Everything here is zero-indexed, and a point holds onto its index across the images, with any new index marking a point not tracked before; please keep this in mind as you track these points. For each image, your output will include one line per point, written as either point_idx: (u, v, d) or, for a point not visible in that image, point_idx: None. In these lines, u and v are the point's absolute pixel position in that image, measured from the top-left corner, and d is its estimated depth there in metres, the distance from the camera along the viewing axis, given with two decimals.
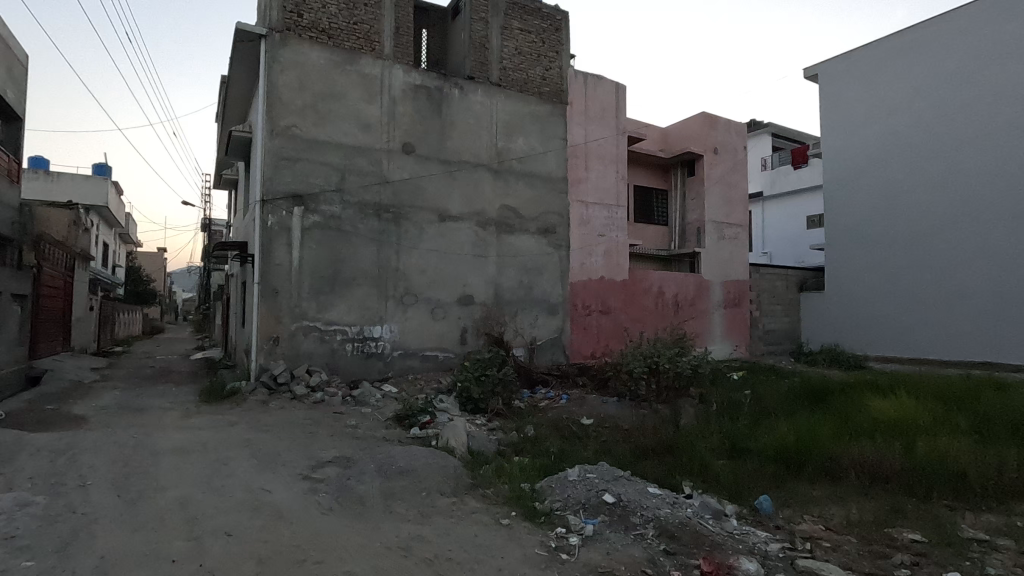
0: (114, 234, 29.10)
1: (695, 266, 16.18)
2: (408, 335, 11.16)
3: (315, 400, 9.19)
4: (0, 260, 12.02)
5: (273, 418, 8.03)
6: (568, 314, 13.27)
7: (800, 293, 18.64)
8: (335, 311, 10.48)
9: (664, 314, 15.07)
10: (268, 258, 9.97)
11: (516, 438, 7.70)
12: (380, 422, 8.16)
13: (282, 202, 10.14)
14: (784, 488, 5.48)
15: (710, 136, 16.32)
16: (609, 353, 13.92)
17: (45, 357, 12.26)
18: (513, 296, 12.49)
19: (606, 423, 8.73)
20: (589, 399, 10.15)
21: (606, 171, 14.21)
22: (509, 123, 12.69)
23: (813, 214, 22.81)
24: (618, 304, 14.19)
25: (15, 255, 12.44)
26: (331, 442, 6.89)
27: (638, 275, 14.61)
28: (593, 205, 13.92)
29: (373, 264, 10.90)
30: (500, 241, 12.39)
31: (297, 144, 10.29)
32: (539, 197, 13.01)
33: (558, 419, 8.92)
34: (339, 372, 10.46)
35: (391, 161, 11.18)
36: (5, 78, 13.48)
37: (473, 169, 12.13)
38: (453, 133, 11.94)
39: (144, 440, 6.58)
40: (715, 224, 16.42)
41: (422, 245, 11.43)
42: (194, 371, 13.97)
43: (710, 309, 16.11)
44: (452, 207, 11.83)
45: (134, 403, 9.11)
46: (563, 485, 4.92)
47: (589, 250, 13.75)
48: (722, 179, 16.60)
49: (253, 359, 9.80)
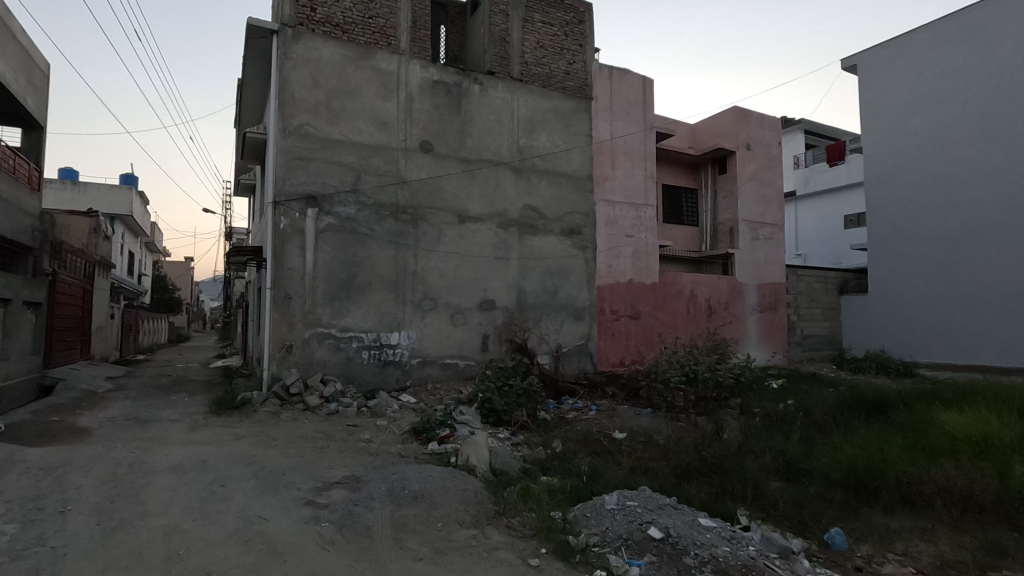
0: (139, 244, 29.36)
1: (729, 268, 15.31)
2: (427, 342, 10.61)
3: (329, 411, 8.68)
4: (16, 267, 11.83)
5: (283, 431, 7.54)
6: (595, 319, 12.57)
7: (840, 296, 17.67)
8: (350, 317, 9.99)
9: (697, 319, 14.24)
10: (280, 262, 9.55)
11: (542, 455, 7.04)
12: (396, 436, 7.60)
13: (295, 203, 9.71)
14: (858, 519, 4.73)
15: (742, 131, 15.50)
16: (639, 361, 13.14)
17: (61, 366, 12.04)
18: (537, 301, 11.86)
19: (640, 438, 8.02)
20: (620, 410, 9.44)
21: (633, 169, 13.52)
22: (531, 120, 12.12)
23: (850, 213, 21.67)
24: (647, 308, 13.44)
25: (31, 262, 12.25)
26: (343, 459, 6.34)
27: (668, 278, 13.83)
28: (620, 205, 13.24)
29: (390, 268, 10.40)
30: (523, 243, 11.78)
31: (310, 143, 9.86)
32: (564, 196, 12.39)
33: (587, 433, 8.24)
34: (354, 381, 9.95)
35: (408, 160, 10.69)
36: (25, 85, 13.44)
37: (494, 168, 11.58)
38: (473, 130, 11.41)
39: (143, 456, 6.11)
40: (749, 224, 15.57)
41: (441, 247, 10.90)
42: (210, 380, 13.62)
43: (745, 313, 15.20)
44: (472, 208, 11.28)
45: (142, 414, 8.72)
46: (600, 515, 4.27)
47: (617, 252, 13.06)
48: (756, 177, 15.76)
49: (266, 368, 9.37)
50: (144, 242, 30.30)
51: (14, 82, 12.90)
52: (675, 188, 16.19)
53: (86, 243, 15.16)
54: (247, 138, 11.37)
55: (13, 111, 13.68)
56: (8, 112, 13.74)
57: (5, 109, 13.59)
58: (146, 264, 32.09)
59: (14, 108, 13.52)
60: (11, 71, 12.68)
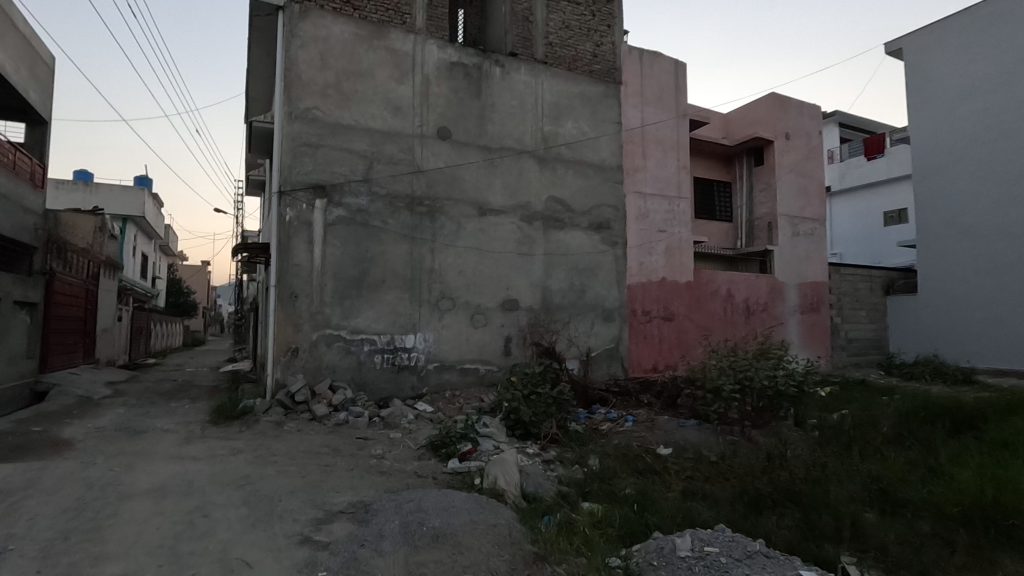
0: (152, 246, 29.02)
1: (767, 266, 14.24)
2: (445, 346, 9.74)
3: (338, 422, 7.84)
4: (11, 266, 11.19)
5: (285, 445, 6.69)
6: (625, 321, 11.61)
7: (886, 297, 16.42)
8: (362, 317, 9.16)
9: (735, 320, 13.16)
10: (286, 257, 8.74)
11: (580, 475, 6.11)
12: (411, 451, 6.71)
13: (302, 193, 8.92)
14: (994, 570, 3.74)
15: (781, 119, 14.43)
16: (672, 367, 12.14)
17: (59, 370, 11.39)
18: (564, 301, 10.94)
19: (687, 453, 7.04)
20: (661, 421, 8.46)
21: (666, 159, 12.53)
22: (556, 106, 11.24)
23: (891, 208, 20.37)
24: (682, 309, 12.43)
25: (28, 261, 11.59)
26: (350, 480, 5.47)
27: (703, 276, 12.81)
28: (652, 197, 12.27)
29: (405, 264, 9.55)
30: (548, 238, 10.88)
31: (318, 129, 9.07)
32: (592, 187, 11.47)
33: (628, 448, 7.29)
34: (366, 389, 9.10)
35: (425, 148, 9.86)
36: (26, 76, 12.88)
37: (517, 156, 10.70)
38: (494, 116, 10.55)
39: (121, 476, 5.31)
40: (789, 219, 14.47)
41: (460, 242, 10.03)
42: (216, 385, 12.89)
43: (785, 314, 14.08)
44: (493, 199, 10.41)
45: (134, 424, 7.94)
46: (673, 567, 3.36)
47: (649, 248, 12.09)
48: (796, 168, 14.67)
49: (270, 374, 8.56)
50: (157, 244, 30.00)
51: (15, 73, 12.37)
52: (707, 181, 15.17)
53: (91, 243, 14.59)
54: (253, 126, 10.64)
55: (15, 104, 13.16)
56: (10, 105, 13.21)
57: (7, 103, 13.10)
58: (161, 267, 31.84)
59: (17, 102, 13.01)
60: (12, 61, 12.15)
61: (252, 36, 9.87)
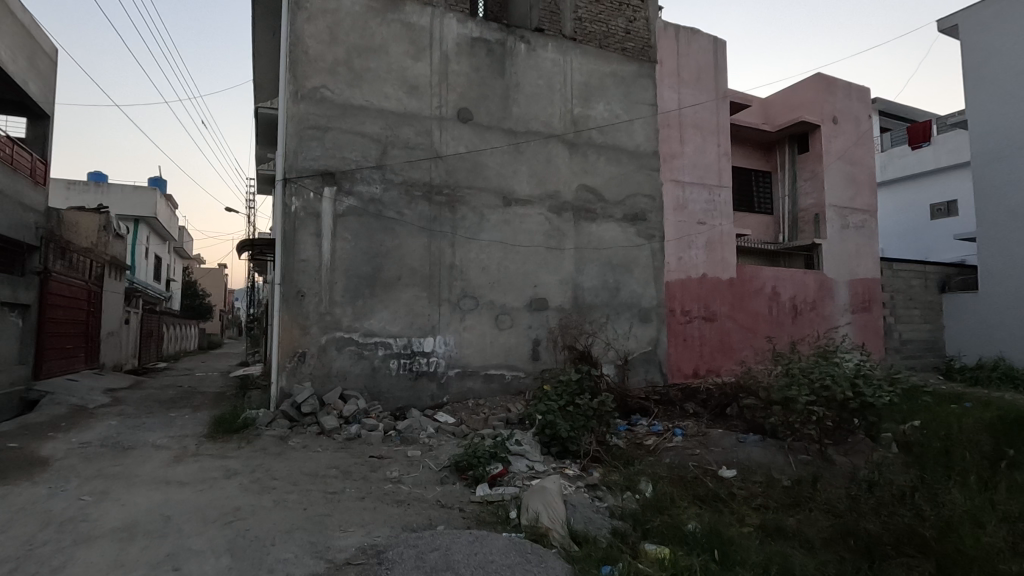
0: (166, 248, 28.59)
1: (814, 262, 13.07)
2: (467, 350, 8.80)
3: (349, 437, 6.92)
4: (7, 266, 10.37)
5: (286, 466, 5.79)
6: (664, 322, 10.57)
7: (942, 294, 15.04)
8: (376, 318, 8.26)
9: (781, 320, 12.02)
10: (291, 252, 7.87)
11: (633, 505, 5.11)
12: (432, 474, 5.75)
13: (310, 180, 8.06)
14: None
15: (828, 102, 13.28)
16: (715, 372, 11.06)
17: (55, 377, 10.64)
18: (597, 299, 9.94)
19: (754, 475, 6.00)
20: (715, 435, 7.41)
21: (705, 144, 11.46)
22: (587, 86, 10.27)
23: (938, 201, 19.01)
24: (724, 308, 11.33)
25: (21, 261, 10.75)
26: (360, 514, 4.52)
27: (747, 273, 11.71)
28: (691, 185, 11.21)
29: (422, 260, 8.63)
30: (579, 230, 9.89)
31: (327, 110, 8.21)
32: (625, 175, 10.47)
33: (682, 468, 6.26)
34: (381, 398, 8.19)
35: (443, 131, 8.94)
36: (25, 67, 12.23)
37: (544, 141, 9.74)
38: (519, 97, 9.61)
39: (89, 509, 4.43)
40: (837, 210, 13.29)
41: (483, 235, 9.10)
42: (223, 392, 12.09)
43: (835, 313, 12.89)
44: (519, 188, 9.46)
45: (124, 438, 7.11)
46: None
47: (687, 242, 11.04)
48: (844, 155, 13.49)
49: (274, 382, 7.69)
50: (171, 246, 29.58)
51: (13, 63, 11.72)
52: (746, 171, 14.06)
53: (96, 242, 13.91)
54: (258, 113, 9.82)
55: (15, 98, 12.53)
56: (9, 98, 12.59)
57: (7, 96, 12.46)
58: (175, 269, 31.49)
59: (16, 95, 12.37)
60: (8, 50, 11.48)
61: (256, 13, 9.04)
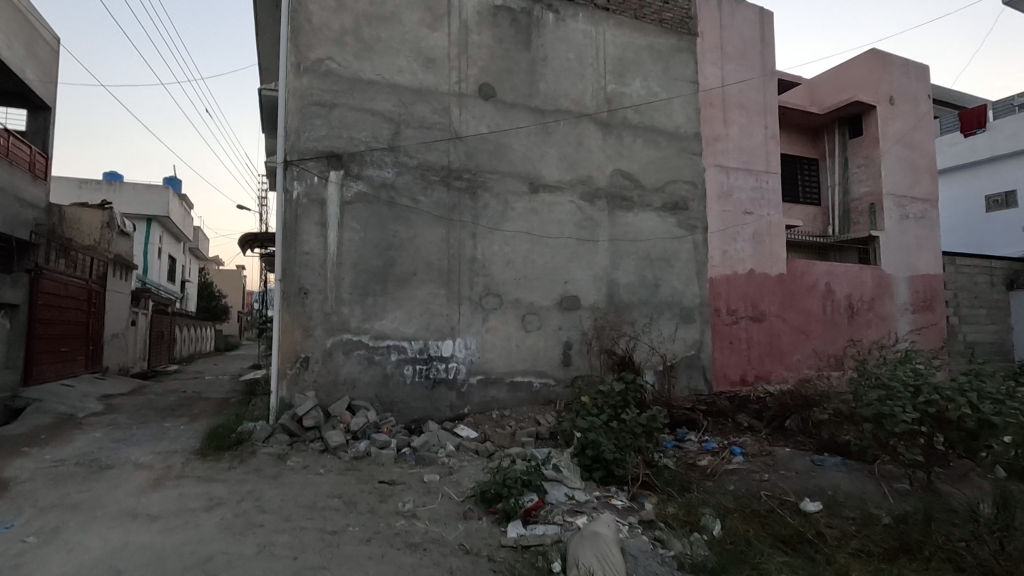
0: (181, 248, 28.17)
1: (870, 256, 11.84)
2: (490, 355, 7.83)
3: (356, 456, 5.99)
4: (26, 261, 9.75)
5: (280, 495, 4.86)
6: (707, 322, 9.48)
7: (1010, 292, 13.46)
8: (388, 318, 7.33)
9: (836, 321, 10.81)
10: (293, 244, 6.97)
11: (706, 553, 4.07)
12: (453, 506, 4.77)
13: (313, 163, 7.16)
14: None
15: (884, 79, 12.04)
16: (764, 378, 9.91)
17: (48, 382, 9.97)
18: (634, 298, 8.89)
19: (845, 509, 4.91)
20: (783, 455, 6.32)
21: (751, 125, 10.33)
22: (621, 60, 9.24)
23: (995, 192, 17.56)
24: (774, 308, 10.17)
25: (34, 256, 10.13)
26: (362, 567, 3.57)
27: (798, 268, 10.54)
28: (736, 171, 10.10)
29: (440, 253, 7.68)
30: (614, 220, 8.87)
31: (333, 84, 7.31)
32: (664, 159, 9.41)
33: (751, 498, 5.20)
34: (394, 410, 7.25)
35: (463, 109, 7.99)
36: (21, 53, 11.55)
37: (575, 121, 8.74)
38: (547, 71, 8.61)
39: (24, 559, 3.53)
40: (896, 199, 12.03)
41: (507, 225, 8.12)
42: (227, 398, 11.25)
43: (894, 313, 11.63)
44: (548, 173, 8.46)
45: (104, 455, 6.26)
46: None
47: (733, 234, 9.93)
48: (902, 138, 12.22)
49: (274, 392, 6.80)
50: (185, 247, 29.15)
51: (7, 49, 11.06)
52: (792, 158, 12.90)
53: (98, 240, 13.22)
54: (260, 93, 8.97)
55: (12, 88, 11.91)
56: (8, 89, 11.98)
57: (5, 87, 11.86)
58: (191, 270, 31.07)
59: (14, 84, 11.74)
60: (4, 36, 10.84)
61: None
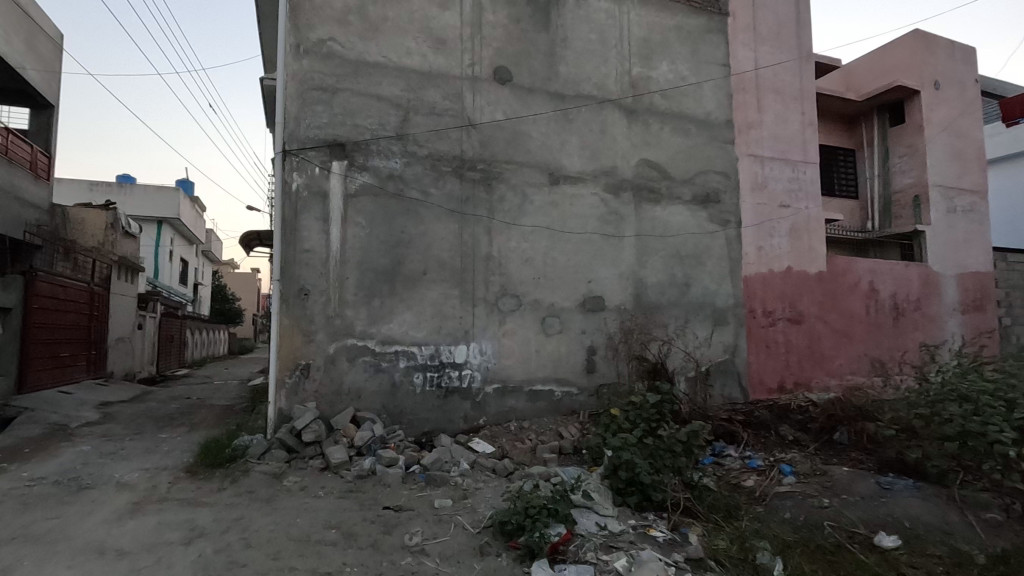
0: (194, 251, 27.95)
1: (915, 252, 10.97)
2: (508, 361, 7.19)
3: (360, 476, 5.37)
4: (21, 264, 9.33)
5: (272, 525, 4.26)
6: (742, 325, 8.73)
7: None
8: (396, 322, 6.72)
9: (880, 323, 9.97)
10: (292, 241, 6.40)
11: None
12: (468, 539, 4.11)
13: (315, 153, 6.58)
14: None
15: (928, 63, 11.17)
16: (804, 386, 9.12)
17: (44, 389, 9.55)
18: (664, 298, 8.18)
19: (929, 545, 4.16)
20: (840, 475, 5.58)
21: (787, 111, 9.56)
22: (647, 42, 8.55)
23: None
24: (813, 308, 9.37)
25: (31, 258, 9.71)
26: None
27: (838, 265, 9.74)
28: (771, 161, 9.34)
29: (452, 251, 7.05)
30: (641, 214, 8.18)
31: (336, 67, 6.73)
32: (694, 148, 8.70)
33: (812, 530, 4.49)
34: (402, 422, 6.63)
35: (477, 94, 7.37)
36: (22, 49, 11.19)
37: (598, 107, 8.07)
38: (567, 53, 7.96)
39: None
40: (942, 190, 11.15)
41: (526, 220, 7.47)
42: (231, 406, 10.71)
43: (943, 314, 10.74)
44: (569, 163, 7.80)
45: (86, 473, 5.71)
46: None
47: (769, 228, 9.17)
48: (948, 126, 11.35)
49: (272, 403, 6.21)
50: (198, 249, 28.94)
51: (7, 44, 10.70)
52: (828, 149, 12.06)
53: (102, 241, 12.92)
54: (262, 82, 8.44)
55: (15, 86, 11.56)
56: (10, 87, 11.65)
57: (7, 84, 11.52)
58: (204, 273, 30.88)
59: (15, 82, 11.37)
60: (2, 30, 10.45)
61: None
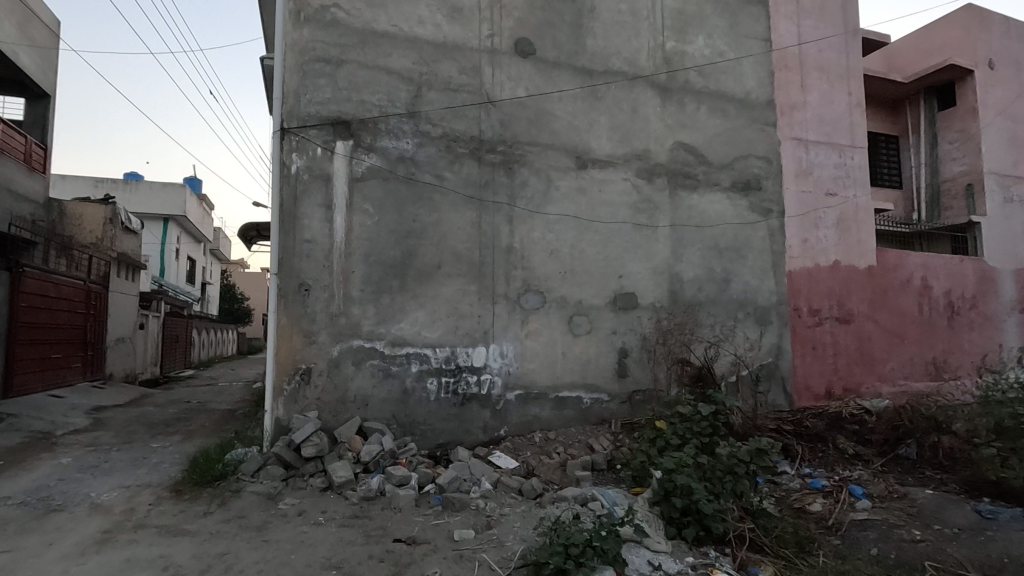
0: (202, 250, 27.49)
1: (970, 246, 10.08)
2: (532, 365, 6.46)
3: (366, 497, 4.67)
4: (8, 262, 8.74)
5: (258, 563, 3.56)
6: (786, 324, 7.92)
7: None
8: (407, 322, 6.01)
9: (934, 323, 9.09)
10: (292, 230, 5.72)
11: None
12: None
13: (316, 132, 5.89)
14: None
15: (982, 40, 10.29)
16: (854, 392, 8.29)
17: (32, 394, 8.95)
18: (702, 294, 7.40)
19: None
20: (923, 500, 4.80)
21: (832, 91, 8.74)
22: (682, 13, 7.78)
23: None
24: (862, 307, 8.53)
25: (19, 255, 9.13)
26: None
27: (889, 259, 8.88)
28: (816, 145, 8.52)
29: (469, 242, 6.33)
30: (677, 202, 7.41)
31: (340, 37, 6.03)
32: (733, 129, 7.91)
33: (910, 572, 3.71)
34: (414, 433, 5.92)
35: (497, 68, 6.64)
36: (15, 35, 10.64)
37: (629, 83, 7.32)
38: (595, 25, 7.21)
39: None
40: (998, 178, 10.23)
41: (550, 208, 6.74)
42: (233, 411, 10.06)
43: (1001, 313, 9.83)
44: (598, 145, 7.05)
45: (60, 490, 5.07)
46: None
47: (814, 219, 8.36)
48: (1004, 109, 10.44)
49: (270, 412, 5.54)
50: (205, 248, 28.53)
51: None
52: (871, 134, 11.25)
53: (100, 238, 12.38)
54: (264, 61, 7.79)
55: (9, 74, 11.03)
56: (3, 76, 11.10)
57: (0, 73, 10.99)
58: (212, 272, 30.52)
59: (9, 69, 10.83)
60: None
61: None
